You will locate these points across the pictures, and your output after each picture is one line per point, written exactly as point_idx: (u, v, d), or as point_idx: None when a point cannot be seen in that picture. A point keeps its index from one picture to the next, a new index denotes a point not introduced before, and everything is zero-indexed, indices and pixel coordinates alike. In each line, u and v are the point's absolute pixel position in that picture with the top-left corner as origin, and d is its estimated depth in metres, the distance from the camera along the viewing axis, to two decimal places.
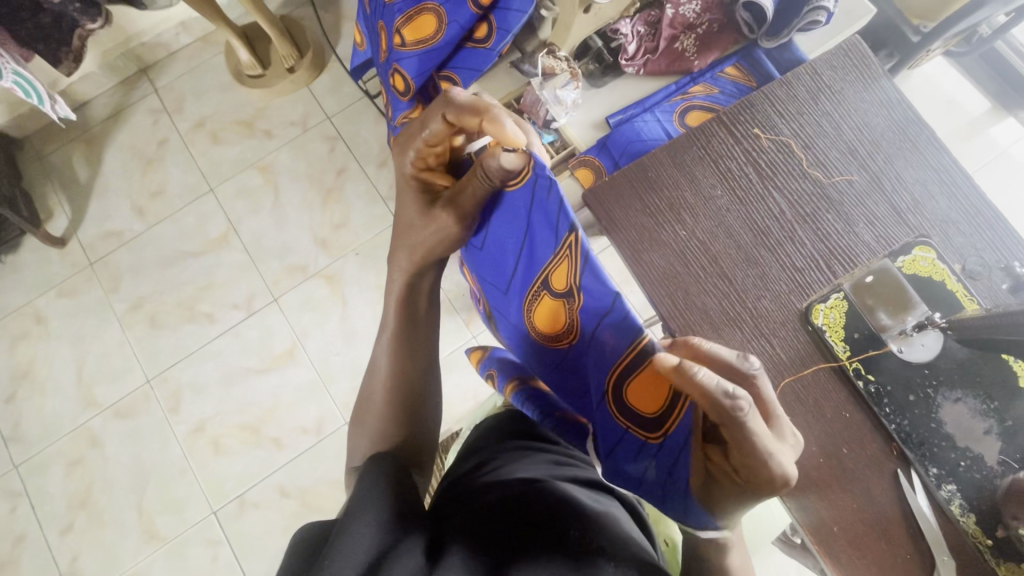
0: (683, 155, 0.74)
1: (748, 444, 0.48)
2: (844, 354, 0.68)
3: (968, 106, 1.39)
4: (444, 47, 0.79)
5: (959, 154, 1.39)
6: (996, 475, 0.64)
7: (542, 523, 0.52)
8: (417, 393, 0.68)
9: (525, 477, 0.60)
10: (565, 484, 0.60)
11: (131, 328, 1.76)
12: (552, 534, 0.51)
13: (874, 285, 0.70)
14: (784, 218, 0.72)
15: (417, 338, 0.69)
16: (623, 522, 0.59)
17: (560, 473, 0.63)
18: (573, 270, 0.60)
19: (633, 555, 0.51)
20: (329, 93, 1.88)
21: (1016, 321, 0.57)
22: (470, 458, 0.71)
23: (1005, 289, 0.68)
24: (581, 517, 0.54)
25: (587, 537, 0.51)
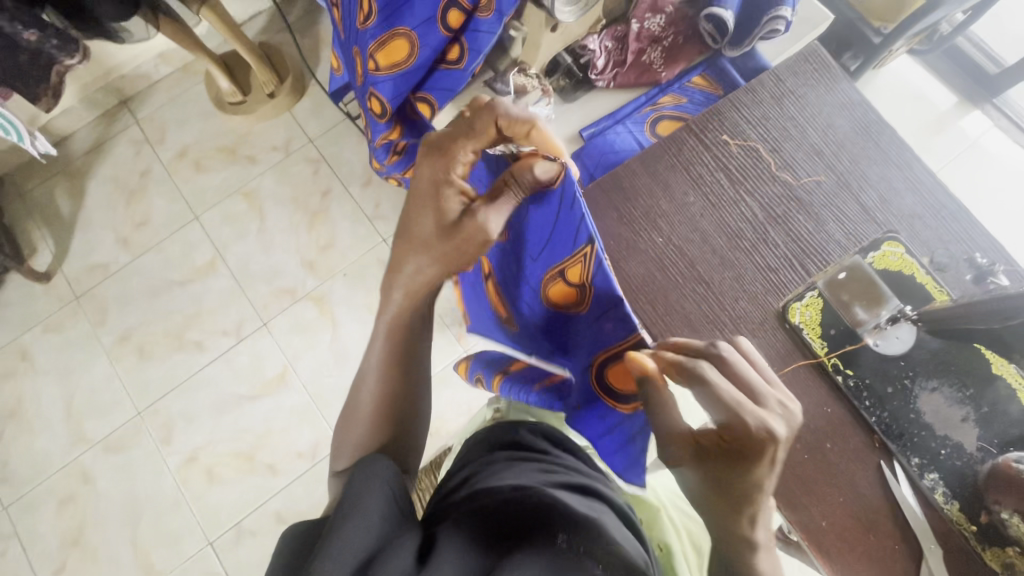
0: (658, 164, 0.76)
1: (715, 398, 0.54)
2: (821, 350, 0.70)
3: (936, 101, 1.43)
4: (417, 71, 0.81)
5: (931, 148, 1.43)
6: (976, 461, 0.66)
7: (533, 529, 0.53)
8: (405, 413, 0.65)
9: (515, 484, 0.60)
10: (556, 490, 0.60)
11: (119, 361, 1.75)
12: (542, 539, 0.51)
13: (846, 282, 0.72)
14: (757, 220, 0.74)
15: (411, 364, 0.64)
16: (614, 527, 0.59)
17: (550, 479, 0.63)
18: (587, 270, 0.63)
19: (620, 562, 0.52)
20: (310, 116, 1.90)
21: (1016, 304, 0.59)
22: (463, 469, 0.71)
23: (969, 280, 0.70)
24: (573, 521, 0.55)
25: (577, 540, 0.53)
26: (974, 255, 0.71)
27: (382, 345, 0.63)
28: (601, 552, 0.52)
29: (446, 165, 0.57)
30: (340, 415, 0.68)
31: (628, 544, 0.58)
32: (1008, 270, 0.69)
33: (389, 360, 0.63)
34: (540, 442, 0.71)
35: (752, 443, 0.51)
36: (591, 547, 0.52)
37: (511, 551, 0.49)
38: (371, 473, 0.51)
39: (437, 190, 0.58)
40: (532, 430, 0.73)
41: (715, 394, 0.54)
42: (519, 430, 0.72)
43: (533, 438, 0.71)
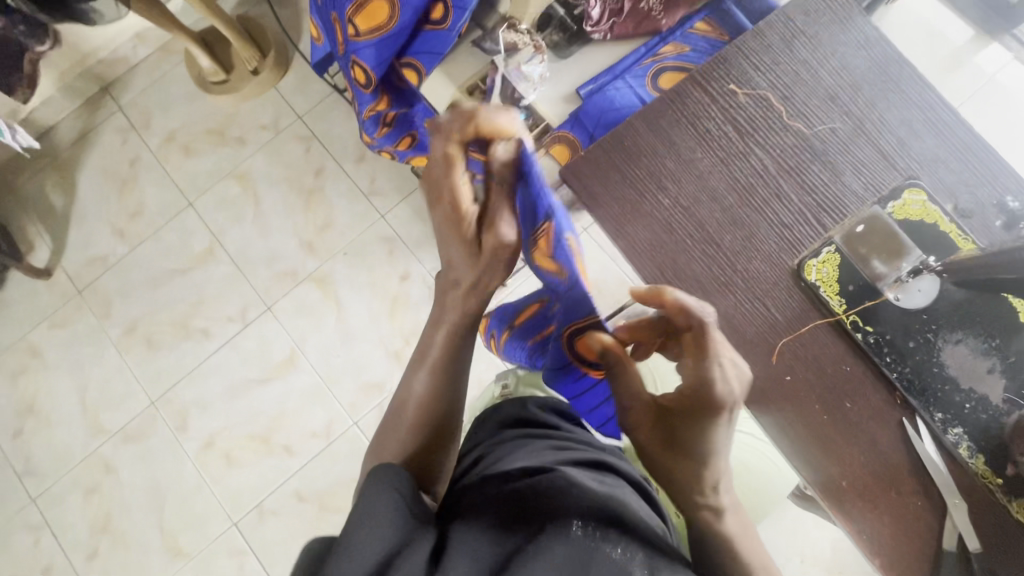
0: (663, 122, 0.72)
1: (703, 342, 0.56)
2: (840, 308, 0.67)
3: None
4: (400, 34, 0.76)
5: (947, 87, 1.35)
6: (1002, 413, 0.63)
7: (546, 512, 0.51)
8: (446, 422, 0.63)
9: (528, 464, 0.60)
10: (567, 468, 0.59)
11: (128, 352, 1.75)
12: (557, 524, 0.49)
13: (866, 234, 0.68)
14: (769, 174, 0.70)
15: (460, 369, 0.64)
16: (630, 502, 0.58)
17: (562, 457, 0.62)
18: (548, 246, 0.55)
19: (639, 541, 0.50)
20: (297, 91, 1.83)
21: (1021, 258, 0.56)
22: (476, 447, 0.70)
23: (998, 227, 0.66)
24: (587, 502, 0.53)
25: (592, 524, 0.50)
26: (1001, 199, 0.67)
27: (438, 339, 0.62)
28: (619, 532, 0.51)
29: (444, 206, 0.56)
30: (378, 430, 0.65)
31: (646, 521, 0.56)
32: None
33: (435, 364, 0.63)
34: (546, 416, 0.71)
35: (712, 401, 0.53)
36: (609, 528, 0.51)
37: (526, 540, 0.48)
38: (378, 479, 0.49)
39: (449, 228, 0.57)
40: (540, 404, 0.73)
41: (705, 338, 0.56)
42: (528, 406, 0.72)
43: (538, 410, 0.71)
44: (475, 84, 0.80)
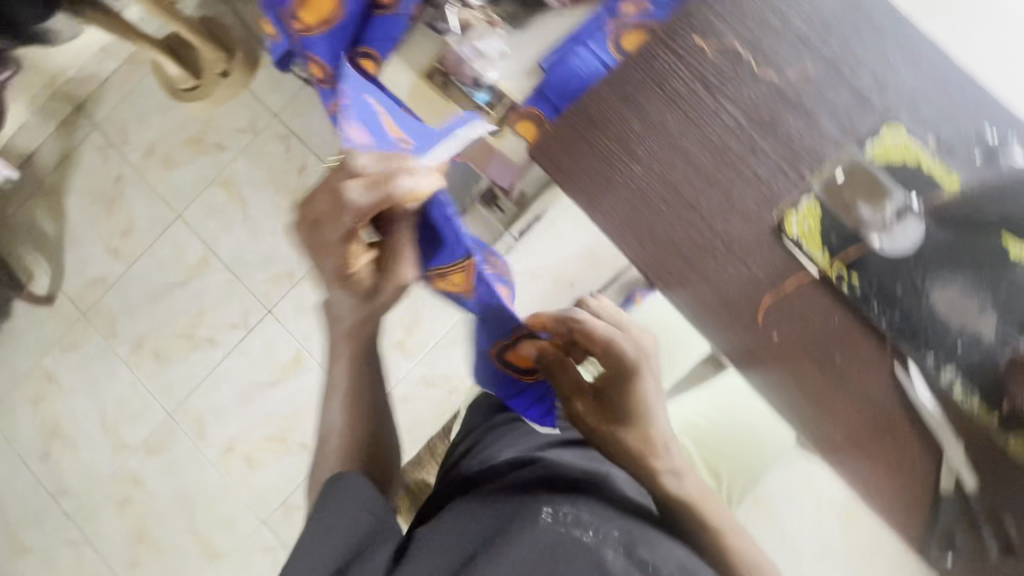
0: (629, 85, 0.69)
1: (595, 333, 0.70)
2: (824, 260, 0.66)
3: None
4: (349, 24, 0.75)
5: None
6: (998, 352, 0.62)
7: (526, 502, 0.62)
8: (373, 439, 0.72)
9: (511, 462, 0.71)
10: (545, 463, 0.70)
11: (139, 368, 1.78)
12: (532, 512, 0.60)
13: (847, 181, 0.65)
14: (742, 129, 0.68)
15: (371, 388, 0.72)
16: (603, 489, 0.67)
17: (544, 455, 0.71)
18: (468, 278, 0.63)
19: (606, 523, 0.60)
20: (270, 89, 1.80)
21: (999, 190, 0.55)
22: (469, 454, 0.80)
23: (979, 160, 0.63)
24: (561, 495, 0.63)
25: (563, 511, 0.60)
26: (983, 130, 0.64)
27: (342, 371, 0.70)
28: (591, 511, 0.61)
29: (334, 257, 0.57)
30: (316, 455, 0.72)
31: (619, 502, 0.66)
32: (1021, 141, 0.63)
33: (352, 397, 0.71)
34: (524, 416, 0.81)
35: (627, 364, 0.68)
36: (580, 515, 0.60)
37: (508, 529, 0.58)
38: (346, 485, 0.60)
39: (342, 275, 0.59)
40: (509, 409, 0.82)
41: (593, 330, 0.70)
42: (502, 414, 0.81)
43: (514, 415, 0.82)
44: (434, 67, 0.78)
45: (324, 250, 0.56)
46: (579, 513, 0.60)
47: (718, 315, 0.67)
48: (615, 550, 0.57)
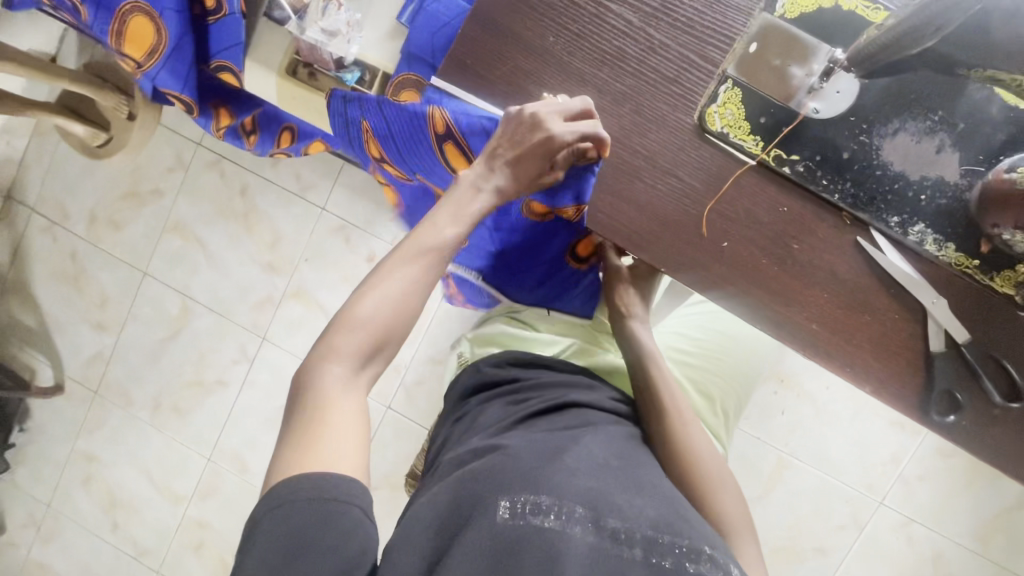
0: (500, 18, 0.61)
1: None
2: (757, 148, 0.59)
3: None
4: (183, 46, 0.66)
5: None
6: (964, 190, 0.57)
7: (477, 490, 0.49)
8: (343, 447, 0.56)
9: (484, 424, 0.60)
10: (517, 429, 0.57)
11: (166, 426, 1.83)
12: (485, 507, 0.47)
13: (762, 52, 0.58)
14: (636, 27, 0.59)
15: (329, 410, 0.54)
16: (585, 447, 0.54)
17: (520, 414, 0.60)
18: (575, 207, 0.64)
19: (578, 499, 0.47)
20: (183, 119, 1.71)
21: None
22: (441, 427, 0.68)
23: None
24: (523, 470, 0.50)
25: (521, 499, 0.47)
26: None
27: (414, 271, 0.57)
28: (555, 483, 0.48)
29: (534, 163, 0.59)
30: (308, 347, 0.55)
31: (597, 459, 0.53)
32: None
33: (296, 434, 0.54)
34: (507, 371, 0.68)
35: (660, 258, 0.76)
36: (540, 497, 0.47)
37: (458, 531, 0.46)
38: (316, 473, 0.46)
39: (508, 180, 0.60)
40: (494, 362, 0.70)
41: None
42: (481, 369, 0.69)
43: (496, 369, 0.68)
44: (294, 61, 0.70)
45: (519, 155, 0.59)
46: (539, 493, 0.47)
47: (662, 240, 0.62)
48: (588, 528, 0.46)
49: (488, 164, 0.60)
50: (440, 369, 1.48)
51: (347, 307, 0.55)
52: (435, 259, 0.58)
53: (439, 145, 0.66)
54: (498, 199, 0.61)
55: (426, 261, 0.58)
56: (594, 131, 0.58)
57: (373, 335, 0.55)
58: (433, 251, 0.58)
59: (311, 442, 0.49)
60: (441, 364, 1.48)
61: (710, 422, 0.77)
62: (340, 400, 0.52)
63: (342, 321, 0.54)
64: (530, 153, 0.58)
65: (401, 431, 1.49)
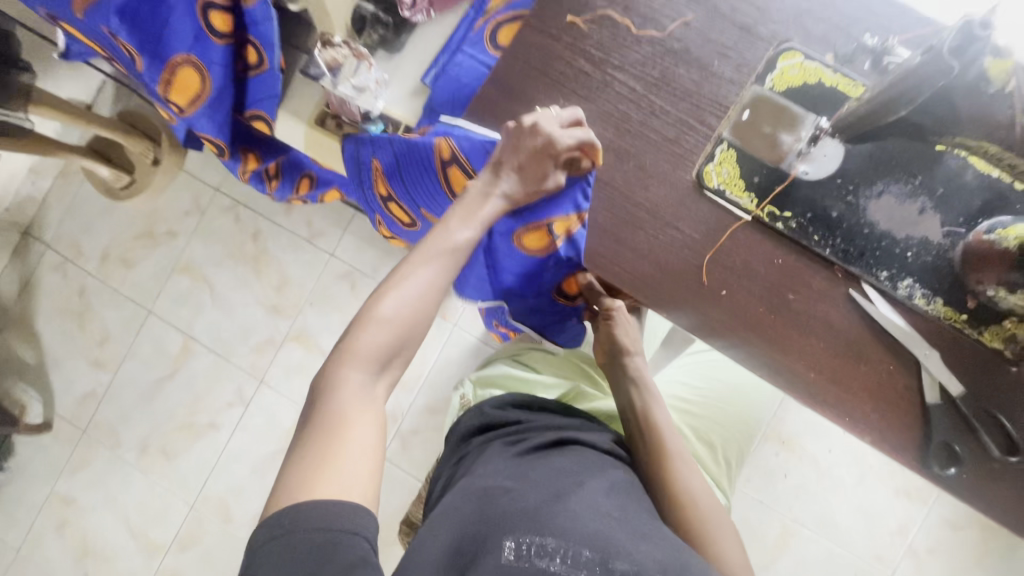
0: (514, 82, 0.67)
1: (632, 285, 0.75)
2: (752, 204, 0.63)
3: None
4: (224, 95, 0.70)
5: None
6: (947, 249, 0.60)
7: (482, 531, 0.49)
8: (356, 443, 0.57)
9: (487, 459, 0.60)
10: (520, 466, 0.57)
11: (151, 469, 1.77)
12: (491, 546, 0.47)
13: (755, 119, 0.63)
14: (637, 95, 0.65)
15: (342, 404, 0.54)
16: (591, 486, 0.54)
17: (525, 452, 0.60)
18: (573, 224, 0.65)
19: (584, 542, 0.47)
20: (206, 167, 1.79)
21: (912, 79, 0.48)
22: (445, 465, 0.67)
23: (867, 68, 0.61)
24: (529, 507, 0.50)
25: (527, 539, 0.47)
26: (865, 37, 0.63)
27: (431, 272, 0.61)
28: (561, 523, 0.48)
29: (542, 163, 0.62)
30: (328, 352, 0.58)
31: (601, 502, 0.53)
32: (901, 41, 0.61)
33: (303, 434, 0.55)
34: (511, 412, 0.67)
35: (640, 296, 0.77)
36: (546, 538, 0.47)
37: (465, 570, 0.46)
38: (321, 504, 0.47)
39: (517, 184, 0.63)
40: (495, 404, 0.69)
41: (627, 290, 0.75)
42: (483, 411, 0.68)
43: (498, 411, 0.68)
44: (324, 112, 0.75)
45: (523, 163, 0.62)
46: (545, 535, 0.47)
47: (663, 288, 0.64)
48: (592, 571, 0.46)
49: (494, 172, 0.63)
50: (438, 418, 1.46)
51: (369, 308, 0.59)
52: (449, 260, 0.62)
53: (443, 171, 0.68)
54: (507, 202, 0.64)
55: (444, 260, 0.62)
56: (588, 138, 0.62)
57: (393, 333, 0.59)
58: (448, 252, 0.62)
59: (323, 460, 0.50)
60: (440, 413, 1.46)
61: (710, 471, 0.77)
62: (358, 411, 0.54)
63: (365, 318, 0.58)
64: (535, 154, 0.61)
65: (394, 482, 1.45)
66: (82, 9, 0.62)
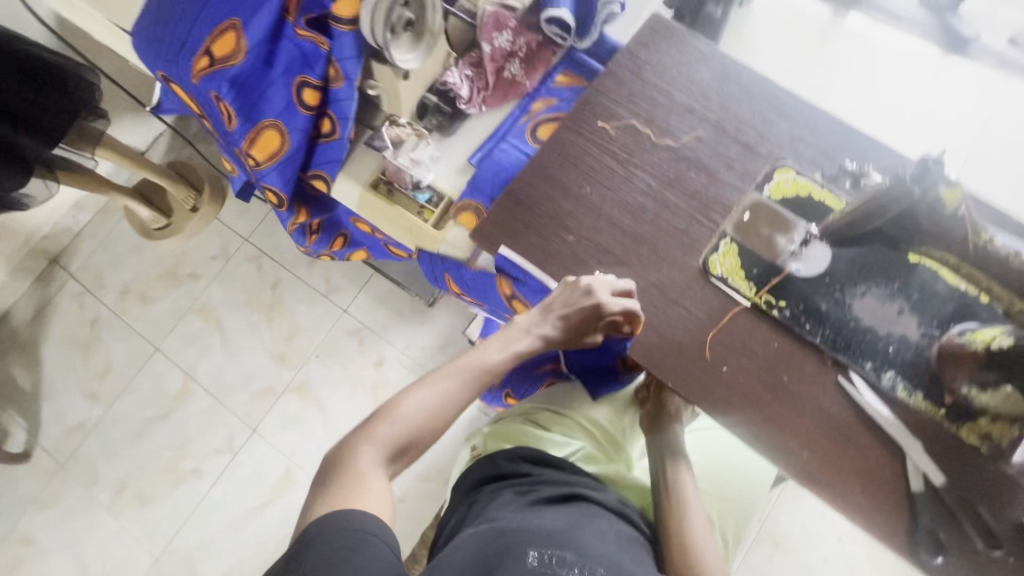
0: (549, 170, 0.77)
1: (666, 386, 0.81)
2: (751, 292, 0.71)
3: (810, 15, 1.54)
4: (296, 155, 0.80)
5: (824, 59, 1.51)
6: (924, 347, 0.67)
7: (505, 543, 0.54)
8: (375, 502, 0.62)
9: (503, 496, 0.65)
10: (535, 502, 0.62)
11: (123, 513, 1.70)
12: (516, 555, 0.52)
13: (753, 220, 0.73)
14: (654, 191, 0.76)
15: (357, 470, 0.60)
16: (599, 524, 0.60)
17: (538, 492, 0.65)
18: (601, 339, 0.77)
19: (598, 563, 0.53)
20: (239, 216, 1.88)
21: (882, 199, 0.59)
22: (454, 512, 0.69)
23: (849, 187, 0.72)
24: (549, 529, 0.56)
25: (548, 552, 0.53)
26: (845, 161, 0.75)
27: (453, 386, 0.69)
28: (577, 545, 0.54)
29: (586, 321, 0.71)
30: (351, 427, 0.65)
31: (608, 537, 0.59)
32: (878, 167, 0.73)
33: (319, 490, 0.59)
34: (521, 465, 0.71)
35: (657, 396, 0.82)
36: (566, 555, 0.53)
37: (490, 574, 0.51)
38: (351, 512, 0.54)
39: (556, 330, 0.74)
40: (509, 456, 0.72)
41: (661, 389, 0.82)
42: (498, 462, 0.71)
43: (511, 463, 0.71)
44: (379, 177, 0.84)
45: (568, 316, 0.72)
46: (564, 550, 0.53)
47: (670, 361, 0.71)
48: None
49: (542, 314, 0.74)
50: (429, 485, 1.43)
51: (393, 403, 0.66)
52: (472, 377, 0.70)
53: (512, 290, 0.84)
54: (544, 342, 0.74)
55: (466, 379, 0.70)
56: (634, 308, 0.70)
57: (405, 432, 0.65)
58: (475, 373, 0.71)
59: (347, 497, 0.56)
60: (432, 480, 1.44)
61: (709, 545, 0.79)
62: (372, 475, 0.60)
63: (388, 413, 0.65)
64: (580, 311, 0.70)
65: None
66: (198, 76, 0.74)
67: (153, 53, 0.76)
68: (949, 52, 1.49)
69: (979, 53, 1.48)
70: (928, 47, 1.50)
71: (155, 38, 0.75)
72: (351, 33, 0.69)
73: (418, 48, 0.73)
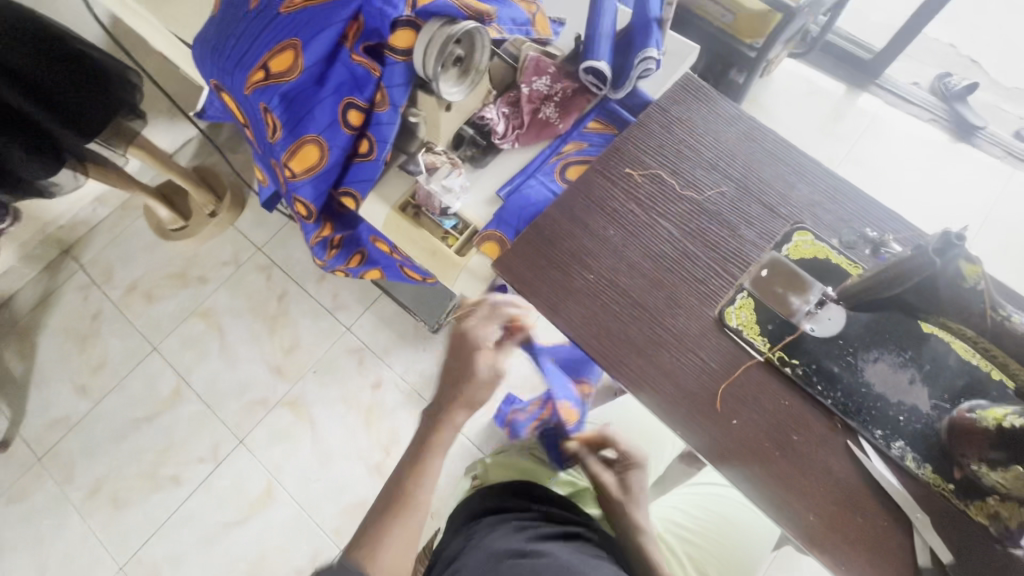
0: (575, 208, 0.80)
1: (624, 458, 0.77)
2: (765, 347, 0.72)
3: (828, 90, 1.62)
4: (332, 170, 0.83)
5: (839, 131, 1.58)
6: (934, 419, 0.68)
7: None
8: None
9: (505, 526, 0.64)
10: (540, 535, 0.62)
11: (93, 516, 1.64)
12: None
13: (771, 278, 0.75)
14: (674, 239, 0.78)
15: None
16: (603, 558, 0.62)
17: (541, 524, 0.64)
18: None
19: None
20: (255, 226, 1.90)
21: (895, 271, 0.61)
22: (448, 543, 0.67)
23: (867, 254, 0.75)
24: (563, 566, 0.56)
25: None
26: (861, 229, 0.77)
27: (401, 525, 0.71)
28: None
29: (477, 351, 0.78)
30: None
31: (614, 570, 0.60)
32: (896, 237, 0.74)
33: None
34: (518, 499, 0.69)
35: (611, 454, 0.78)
36: None
37: None
38: None
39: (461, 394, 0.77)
40: (505, 489, 0.71)
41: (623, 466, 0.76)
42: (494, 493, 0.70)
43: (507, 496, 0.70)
44: (408, 201, 0.87)
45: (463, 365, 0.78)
46: None
47: (681, 408, 0.71)
48: None
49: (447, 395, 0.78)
50: None
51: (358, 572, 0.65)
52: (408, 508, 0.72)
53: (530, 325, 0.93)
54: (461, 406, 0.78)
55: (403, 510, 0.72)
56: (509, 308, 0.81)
57: None
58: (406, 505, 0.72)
59: None
60: None
61: None
62: None
63: None
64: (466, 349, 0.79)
65: None
66: (251, 88, 0.77)
67: (213, 64, 0.81)
68: (956, 139, 1.56)
69: (986, 142, 1.56)
70: (937, 132, 1.57)
71: (218, 53, 0.80)
72: (403, 63, 0.73)
73: (463, 83, 0.77)
